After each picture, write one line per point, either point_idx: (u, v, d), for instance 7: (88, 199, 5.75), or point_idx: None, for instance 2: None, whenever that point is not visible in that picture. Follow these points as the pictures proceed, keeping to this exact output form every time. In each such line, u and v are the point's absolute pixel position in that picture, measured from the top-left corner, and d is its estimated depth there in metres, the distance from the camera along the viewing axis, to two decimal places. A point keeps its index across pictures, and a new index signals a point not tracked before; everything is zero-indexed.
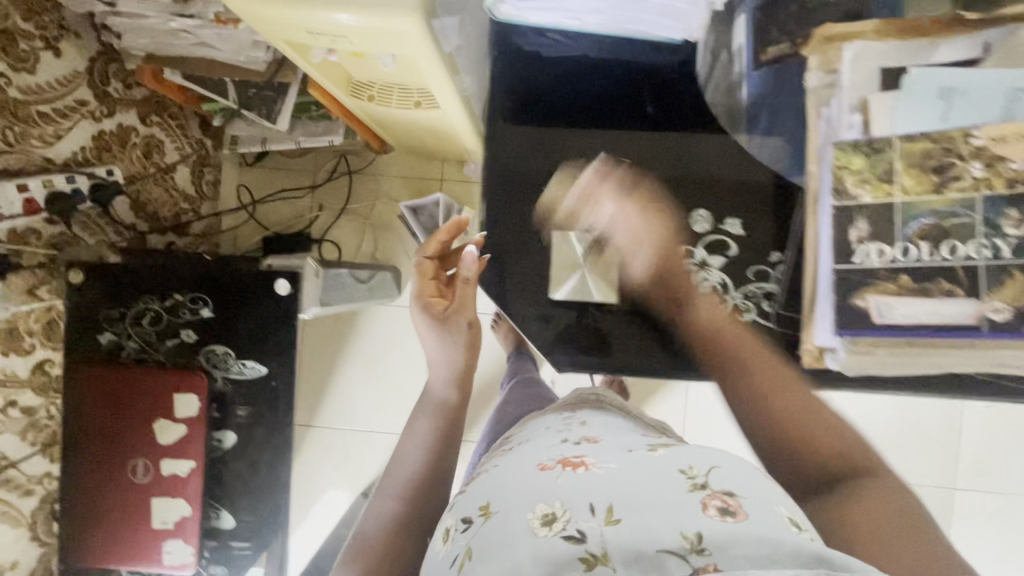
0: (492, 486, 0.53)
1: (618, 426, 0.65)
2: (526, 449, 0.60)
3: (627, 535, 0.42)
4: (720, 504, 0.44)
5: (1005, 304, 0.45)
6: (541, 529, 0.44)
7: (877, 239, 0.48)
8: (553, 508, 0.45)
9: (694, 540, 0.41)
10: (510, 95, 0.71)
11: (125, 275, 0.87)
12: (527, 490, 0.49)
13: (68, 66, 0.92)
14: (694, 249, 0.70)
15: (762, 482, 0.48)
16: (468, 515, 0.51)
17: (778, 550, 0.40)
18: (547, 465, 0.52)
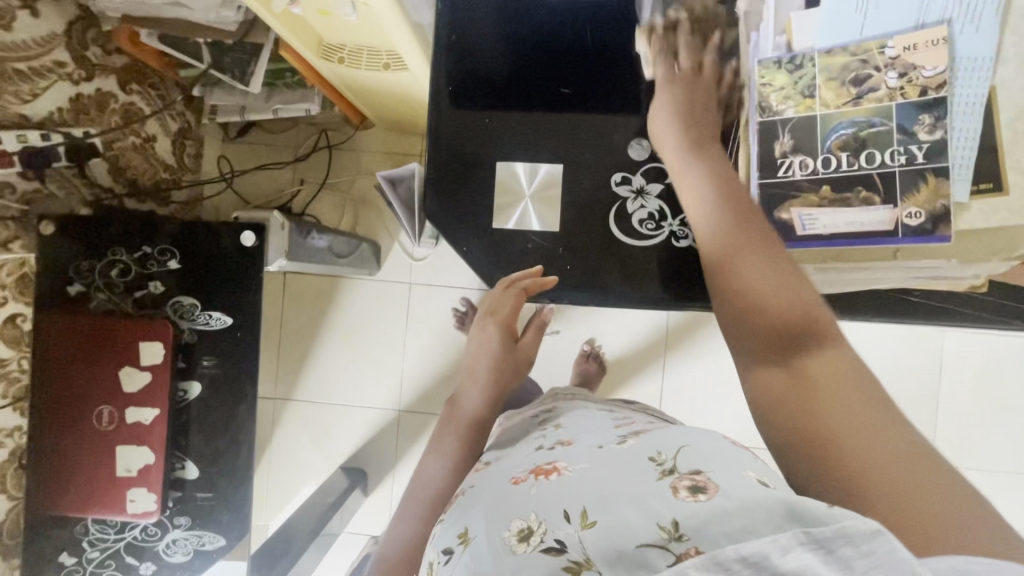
0: (467, 511, 0.49)
1: (597, 418, 0.63)
2: (502, 461, 0.58)
3: (604, 537, 0.39)
4: (689, 483, 0.42)
5: (919, 209, 0.50)
6: (518, 547, 0.42)
7: (800, 152, 0.53)
8: (528, 521, 0.43)
9: (671, 529, 0.38)
10: (453, 30, 0.71)
11: (95, 227, 0.90)
12: (500, 508, 0.47)
13: (47, 27, 0.95)
14: (631, 176, 0.69)
15: (734, 454, 0.47)
16: (447, 546, 0.47)
17: (754, 515, 0.35)
18: (520, 478, 0.51)
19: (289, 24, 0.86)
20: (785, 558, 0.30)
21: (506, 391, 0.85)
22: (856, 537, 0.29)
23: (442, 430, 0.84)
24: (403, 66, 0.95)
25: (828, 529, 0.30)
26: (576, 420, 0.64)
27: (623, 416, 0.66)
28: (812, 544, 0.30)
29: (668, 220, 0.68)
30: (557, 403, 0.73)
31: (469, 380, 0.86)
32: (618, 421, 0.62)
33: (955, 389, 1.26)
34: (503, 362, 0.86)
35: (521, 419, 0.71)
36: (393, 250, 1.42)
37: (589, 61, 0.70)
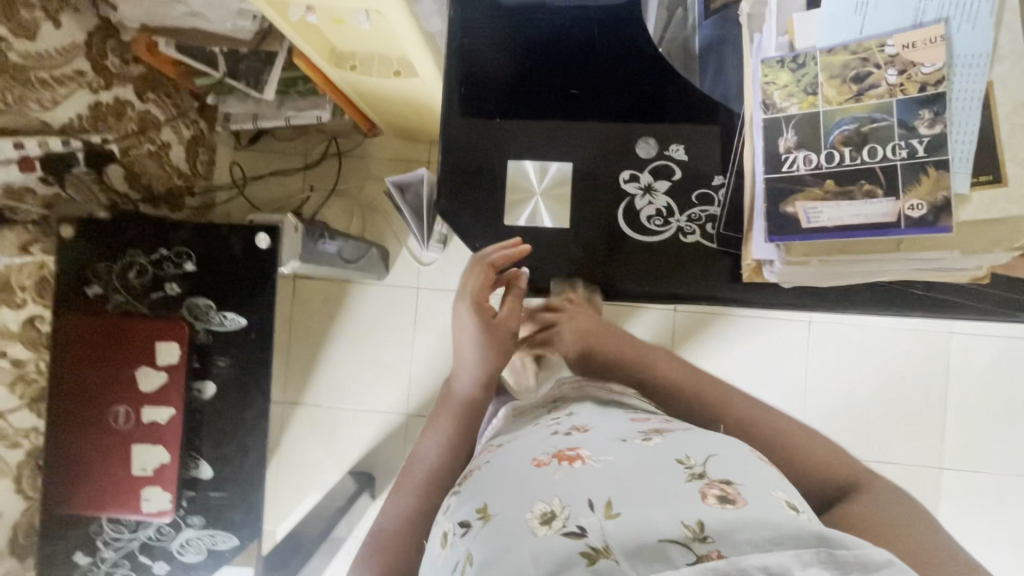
0: (487, 488, 0.50)
1: (609, 406, 0.64)
2: (516, 441, 0.58)
3: (630, 531, 0.42)
4: (719, 493, 0.44)
5: (921, 201, 0.51)
6: (540, 529, 0.43)
7: (804, 148, 0.54)
8: (552, 506, 0.44)
9: (697, 529, 0.41)
10: (465, 34, 0.74)
11: (112, 230, 0.92)
12: (522, 489, 0.47)
13: (68, 37, 0.98)
14: (640, 173, 0.71)
15: (757, 465, 0.49)
16: (465, 519, 0.48)
17: (780, 532, 0.41)
18: (542, 461, 0.51)
19: (303, 32, 0.89)
20: (805, 571, 0.39)
21: (499, 371, 0.82)
22: (870, 564, 0.39)
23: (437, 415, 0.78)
24: (412, 73, 0.97)
25: (848, 554, 0.39)
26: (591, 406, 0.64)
27: (632, 404, 0.66)
28: (830, 564, 0.39)
29: (675, 216, 0.70)
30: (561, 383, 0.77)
31: (458, 366, 0.83)
32: (631, 412, 0.62)
33: (966, 393, 1.26)
34: (486, 342, 0.82)
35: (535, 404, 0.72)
36: (401, 255, 1.43)
37: (595, 61, 0.74)
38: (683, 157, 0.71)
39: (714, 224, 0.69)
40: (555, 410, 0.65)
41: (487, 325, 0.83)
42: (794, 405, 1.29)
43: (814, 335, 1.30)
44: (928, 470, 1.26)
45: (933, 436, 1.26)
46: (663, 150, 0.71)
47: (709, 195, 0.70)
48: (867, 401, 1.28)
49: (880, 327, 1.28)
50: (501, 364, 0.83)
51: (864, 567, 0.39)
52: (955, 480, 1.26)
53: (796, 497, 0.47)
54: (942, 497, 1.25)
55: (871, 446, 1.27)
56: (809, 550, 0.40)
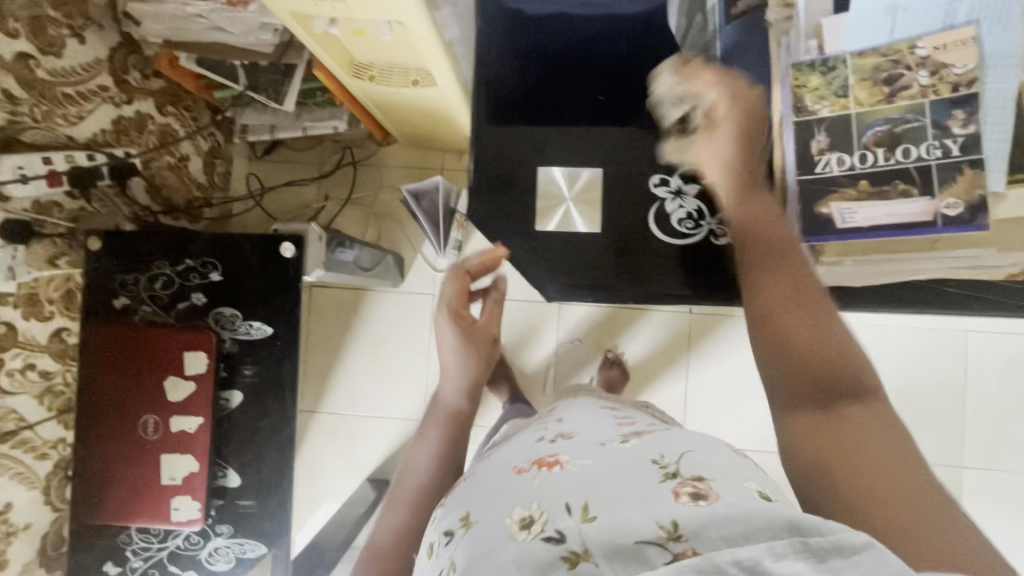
0: (471, 498, 0.52)
1: (597, 416, 0.66)
2: (504, 454, 0.60)
3: (604, 533, 0.40)
4: (692, 491, 0.43)
5: (957, 200, 0.52)
6: (519, 534, 0.43)
7: (836, 149, 0.55)
8: (530, 511, 0.45)
9: (671, 529, 0.39)
10: (495, 44, 0.78)
11: (138, 242, 0.93)
12: (504, 498, 0.48)
13: (93, 53, 0.99)
14: (669, 178, 0.73)
15: (734, 467, 0.48)
16: (449, 529, 0.50)
17: (751, 526, 0.37)
18: (523, 468, 0.52)
19: (323, 43, 0.89)
20: (778, 564, 0.34)
21: (479, 379, 0.91)
22: (847, 549, 0.33)
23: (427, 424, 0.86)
24: (431, 82, 0.98)
25: (824, 541, 0.34)
26: (577, 415, 0.67)
27: (624, 416, 0.68)
28: (806, 553, 0.34)
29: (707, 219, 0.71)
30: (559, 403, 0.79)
31: (443, 374, 0.92)
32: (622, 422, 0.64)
33: (985, 392, 1.26)
34: (468, 349, 0.91)
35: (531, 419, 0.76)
36: (417, 262, 1.44)
37: (621, 68, 0.77)
38: None
39: None
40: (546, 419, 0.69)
41: (468, 331, 0.91)
42: None
43: None
44: (949, 468, 1.26)
45: (954, 436, 1.26)
46: None
47: None
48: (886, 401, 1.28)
49: (897, 325, 1.28)
50: (480, 370, 0.91)
51: (841, 552, 0.33)
52: (976, 481, 1.25)
53: (769, 487, 0.47)
54: (964, 496, 1.25)
55: None
56: (784, 541, 0.35)
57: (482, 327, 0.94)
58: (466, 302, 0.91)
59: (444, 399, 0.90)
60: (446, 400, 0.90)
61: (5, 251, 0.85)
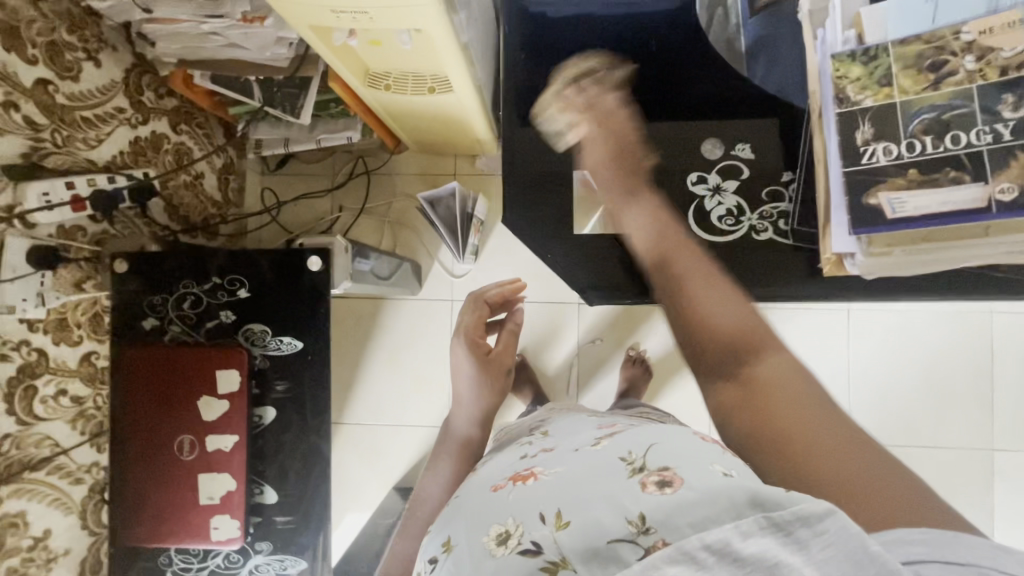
0: (451, 523, 0.53)
1: (579, 425, 0.68)
2: (487, 471, 0.62)
3: (577, 538, 0.43)
4: (657, 479, 0.46)
5: (1011, 183, 0.52)
6: (498, 550, 0.45)
7: (884, 139, 0.56)
8: (506, 526, 0.47)
9: (640, 522, 0.42)
10: (524, 48, 0.83)
11: (164, 263, 0.93)
12: (482, 516, 0.50)
13: (108, 75, 0.99)
14: (708, 175, 0.78)
15: (703, 453, 0.50)
16: (432, 556, 0.51)
17: (712, 502, 0.40)
18: (499, 485, 0.55)
19: (339, 53, 0.88)
20: (746, 542, 0.36)
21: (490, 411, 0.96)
22: (810, 518, 0.36)
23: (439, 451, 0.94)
24: (447, 88, 0.98)
25: (786, 513, 0.36)
26: (560, 428, 0.69)
27: (606, 421, 0.69)
28: (771, 528, 0.36)
29: (747, 214, 0.76)
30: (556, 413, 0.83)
31: (456, 405, 0.98)
32: (601, 426, 0.66)
33: (1012, 372, 1.25)
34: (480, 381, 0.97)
35: (520, 430, 0.81)
36: (433, 269, 1.43)
37: (649, 68, 0.81)
38: (750, 155, 0.77)
39: (786, 220, 0.75)
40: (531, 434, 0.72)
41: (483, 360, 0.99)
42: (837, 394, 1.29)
43: (853, 322, 1.29)
44: (981, 452, 1.25)
45: (984, 418, 1.25)
46: (730, 150, 0.77)
47: (779, 192, 0.76)
48: (913, 385, 1.27)
49: (921, 310, 1.27)
50: (494, 401, 0.97)
51: (804, 522, 0.36)
52: (1009, 463, 1.24)
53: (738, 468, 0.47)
54: (996, 479, 1.24)
55: (918, 431, 1.27)
56: (750, 519, 0.37)
57: (497, 357, 1.00)
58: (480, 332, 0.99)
59: (456, 427, 0.97)
60: (459, 428, 0.96)
61: (33, 278, 0.86)
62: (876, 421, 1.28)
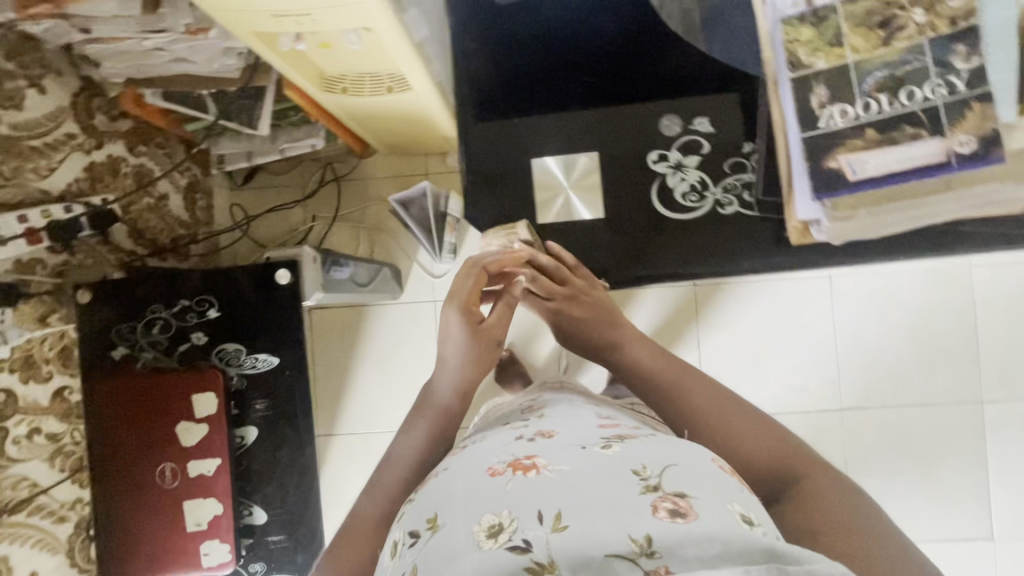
0: (438, 496, 0.52)
1: (580, 415, 0.66)
2: (480, 446, 0.60)
3: (572, 546, 0.43)
4: (670, 506, 0.45)
5: (969, 136, 0.67)
6: (486, 542, 0.45)
7: (837, 102, 0.70)
8: (499, 518, 0.46)
9: (645, 543, 0.42)
10: (479, 32, 0.89)
11: (128, 289, 0.90)
12: (472, 499, 0.49)
13: (54, 101, 0.95)
14: (668, 153, 0.89)
15: (717, 478, 0.50)
16: (414, 530, 0.51)
17: (727, 548, 0.42)
18: (497, 470, 0.52)
19: (288, 58, 0.85)
20: None
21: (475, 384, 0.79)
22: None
23: (415, 416, 0.76)
24: (405, 87, 0.95)
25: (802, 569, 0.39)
26: (560, 414, 0.67)
27: (606, 414, 0.68)
28: None
29: (712, 186, 0.88)
30: (542, 394, 0.81)
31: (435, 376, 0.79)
32: (603, 420, 0.64)
33: (993, 322, 1.26)
34: (472, 354, 0.79)
35: (511, 411, 0.77)
36: (413, 271, 1.41)
37: (601, 52, 0.87)
38: (708, 129, 0.88)
39: (751, 191, 0.86)
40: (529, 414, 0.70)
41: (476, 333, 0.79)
42: (825, 361, 1.29)
43: (836, 289, 1.29)
44: (971, 406, 1.26)
45: (971, 371, 1.26)
46: (688, 125, 0.88)
47: (743, 163, 0.88)
48: (900, 345, 1.28)
49: (900, 271, 1.27)
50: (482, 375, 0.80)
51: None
52: (999, 414, 1.25)
53: (752, 508, 0.48)
54: (988, 431, 1.25)
55: (908, 391, 1.27)
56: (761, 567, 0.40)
57: (491, 330, 0.81)
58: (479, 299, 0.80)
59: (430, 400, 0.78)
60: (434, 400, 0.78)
61: None
62: (866, 385, 1.28)
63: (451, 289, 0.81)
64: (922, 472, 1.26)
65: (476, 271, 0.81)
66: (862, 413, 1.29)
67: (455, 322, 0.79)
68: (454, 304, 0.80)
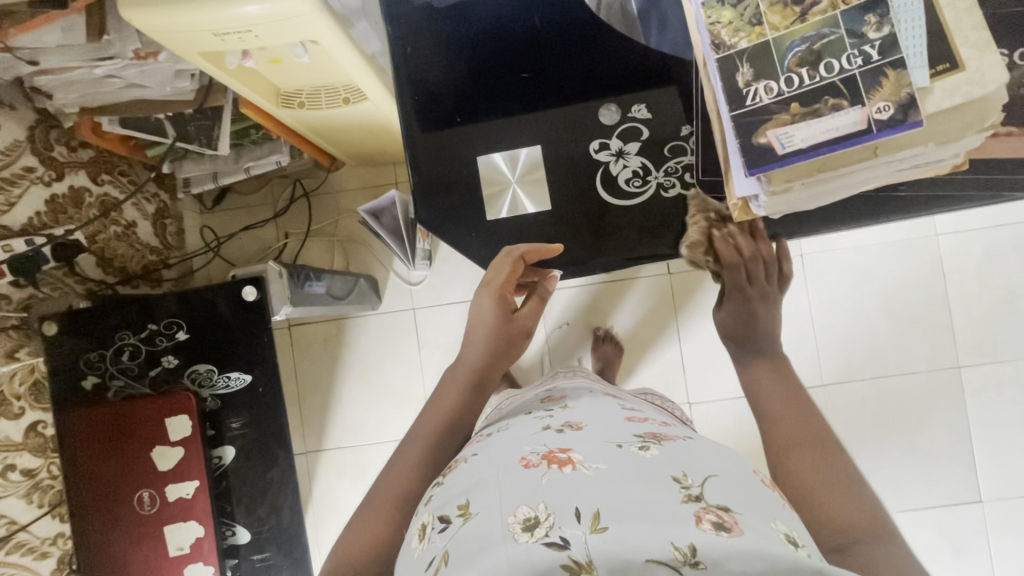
0: (469, 482, 0.53)
1: (603, 407, 0.66)
2: (504, 438, 0.60)
3: (611, 547, 0.43)
4: (715, 518, 0.44)
5: (887, 102, 0.53)
6: (521, 535, 0.45)
7: (763, 79, 0.57)
8: (536, 512, 0.46)
9: (688, 553, 0.41)
10: (418, 27, 0.79)
11: (95, 318, 0.90)
12: (504, 490, 0.49)
13: (9, 136, 0.94)
14: (609, 141, 0.76)
15: (757, 494, 0.49)
16: (445, 514, 0.51)
17: (777, 565, 0.40)
18: (531, 461, 0.52)
19: (240, 76, 0.85)
20: None
21: (497, 370, 0.80)
22: None
23: (440, 394, 0.78)
24: (362, 97, 0.95)
25: None
26: (584, 404, 0.67)
27: (630, 408, 0.69)
28: None
29: (654, 172, 0.75)
30: (558, 384, 0.81)
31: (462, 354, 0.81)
32: (629, 415, 0.64)
33: (962, 286, 1.28)
34: (497, 339, 0.80)
35: (527, 401, 0.77)
36: (390, 280, 1.41)
37: (539, 44, 0.78)
38: (647, 115, 0.75)
39: (691, 173, 0.74)
40: (548, 403, 0.71)
41: (505, 319, 0.79)
42: (803, 338, 1.31)
43: (808, 266, 1.31)
44: (948, 371, 1.27)
45: (946, 337, 1.28)
46: (627, 113, 0.76)
47: (682, 146, 0.75)
48: (874, 316, 1.30)
49: (869, 244, 1.29)
50: (504, 363, 0.80)
51: None
52: (976, 377, 1.27)
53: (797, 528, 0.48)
54: (967, 395, 1.27)
55: (886, 361, 1.29)
56: None
57: (519, 320, 0.80)
58: (511, 288, 0.77)
59: (454, 375, 0.80)
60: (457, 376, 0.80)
61: None
62: (844, 358, 1.30)
63: (486, 275, 0.77)
64: (906, 441, 1.27)
65: (512, 259, 0.73)
66: (842, 387, 1.30)
67: (488, 305, 0.79)
68: (489, 289, 0.78)
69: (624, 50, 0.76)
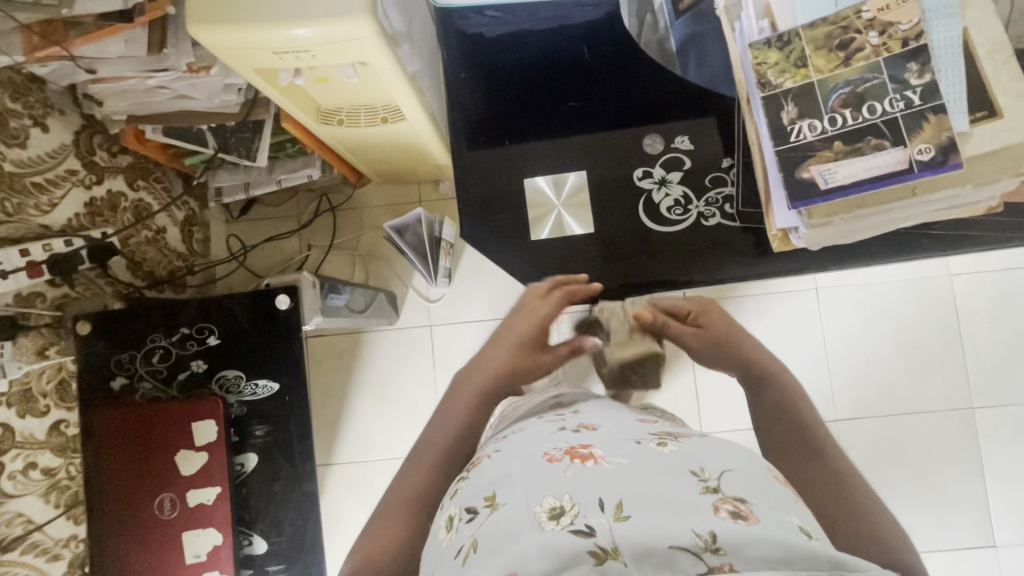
0: (495, 475, 0.53)
1: (614, 409, 0.66)
2: (520, 437, 0.60)
3: (636, 534, 0.43)
4: (732, 508, 0.45)
5: (929, 144, 0.56)
6: (548, 523, 0.45)
7: (806, 116, 0.60)
8: (561, 501, 0.46)
9: (709, 539, 0.42)
10: (463, 61, 0.83)
11: (128, 320, 0.91)
12: (531, 484, 0.49)
13: (57, 139, 0.97)
14: (652, 169, 0.78)
15: (772, 488, 0.50)
16: (472, 505, 0.52)
17: (794, 553, 0.41)
18: (554, 456, 0.52)
19: (288, 93, 0.89)
20: None
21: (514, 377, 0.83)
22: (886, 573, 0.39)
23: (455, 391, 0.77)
24: (400, 117, 0.98)
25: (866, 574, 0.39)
26: (593, 407, 0.67)
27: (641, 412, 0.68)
28: None
29: (695, 202, 0.77)
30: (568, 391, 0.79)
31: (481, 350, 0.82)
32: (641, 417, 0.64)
33: (974, 326, 1.29)
34: None
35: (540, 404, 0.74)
36: (409, 296, 1.42)
37: (586, 76, 0.81)
38: (689, 147, 0.78)
39: (732, 204, 0.76)
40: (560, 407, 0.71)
41: None
42: (817, 373, 1.31)
43: (823, 299, 1.32)
44: (960, 411, 1.28)
45: (959, 377, 1.28)
46: (670, 143, 0.79)
47: (722, 177, 0.77)
48: (887, 352, 1.31)
49: (883, 282, 1.31)
50: None
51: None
52: (987, 419, 1.27)
53: (811, 521, 0.48)
54: (979, 436, 1.27)
55: (898, 399, 1.29)
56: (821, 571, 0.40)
57: None
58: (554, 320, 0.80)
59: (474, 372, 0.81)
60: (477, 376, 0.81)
61: None
62: (856, 393, 1.30)
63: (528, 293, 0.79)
64: (915, 480, 1.27)
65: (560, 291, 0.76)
66: (855, 422, 1.30)
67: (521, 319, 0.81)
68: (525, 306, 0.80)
69: (667, 82, 0.80)
